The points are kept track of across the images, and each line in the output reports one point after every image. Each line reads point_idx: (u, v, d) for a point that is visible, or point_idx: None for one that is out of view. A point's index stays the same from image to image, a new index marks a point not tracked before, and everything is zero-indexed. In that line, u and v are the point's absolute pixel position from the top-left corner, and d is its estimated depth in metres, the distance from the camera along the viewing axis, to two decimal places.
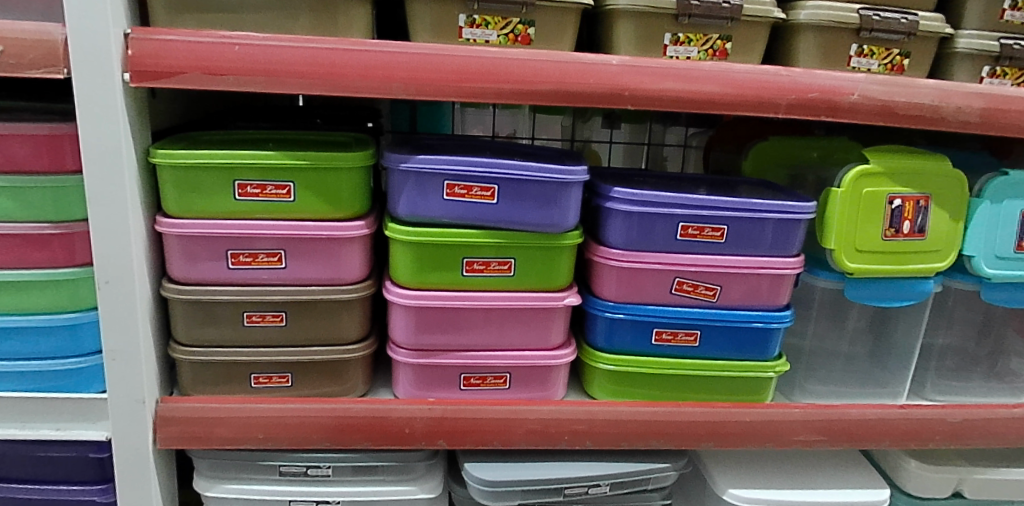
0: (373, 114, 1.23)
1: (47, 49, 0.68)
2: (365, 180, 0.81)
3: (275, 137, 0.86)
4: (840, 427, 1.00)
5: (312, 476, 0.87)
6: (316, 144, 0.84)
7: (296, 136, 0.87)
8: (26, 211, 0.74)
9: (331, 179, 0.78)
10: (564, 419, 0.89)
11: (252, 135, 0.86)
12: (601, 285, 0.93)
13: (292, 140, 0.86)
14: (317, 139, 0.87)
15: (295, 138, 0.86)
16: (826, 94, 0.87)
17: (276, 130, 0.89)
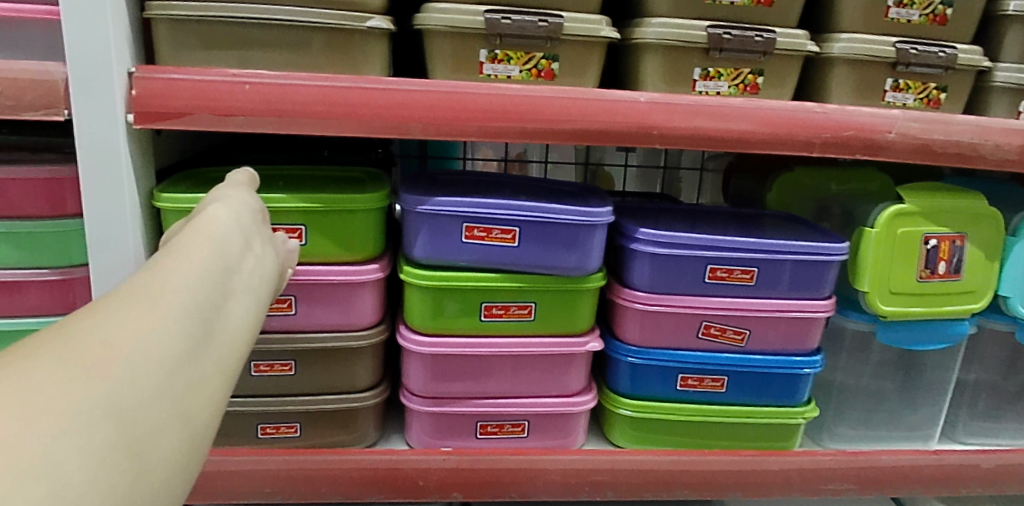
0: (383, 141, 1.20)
1: (48, 89, 0.64)
2: (379, 221, 0.77)
3: (288, 175, 0.83)
4: (870, 475, 0.96)
5: None
6: (330, 184, 0.80)
7: (310, 175, 0.84)
8: (25, 256, 0.70)
9: (344, 222, 0.75)
10: (585, 470, 0.85)
11: (265, 173, 0.83)
12: (623, 329, 0.89)
13: (305, 178, 0.82)
14: (332, 178, 0.83)
15: (308, 176, 0.83)
16: (862, 132, 0.83)
17: (290, 168, 0.85)
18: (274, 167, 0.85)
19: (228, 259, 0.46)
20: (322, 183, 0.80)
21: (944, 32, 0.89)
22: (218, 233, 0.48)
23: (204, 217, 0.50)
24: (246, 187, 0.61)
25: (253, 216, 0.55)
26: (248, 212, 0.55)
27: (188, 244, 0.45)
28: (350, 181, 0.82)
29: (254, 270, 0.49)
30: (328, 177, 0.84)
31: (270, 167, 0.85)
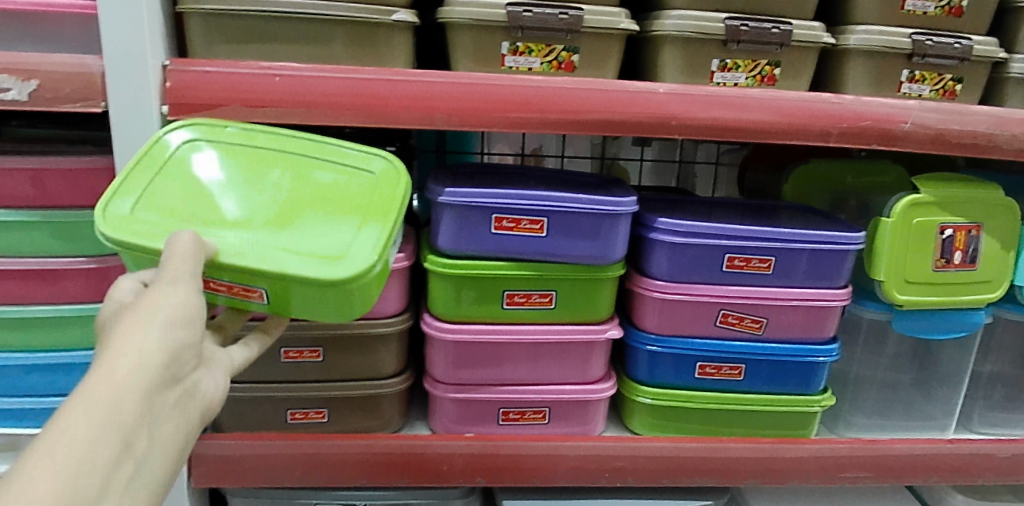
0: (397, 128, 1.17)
1: (85, 82, 0.66)
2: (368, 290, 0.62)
3: (286, 165, 0.69)
4: (887, 463, 0.97)
5: None
6: (324, 213, 0.65)
7: (313, 172, 0.69)
8: (62, 245, 0.72)
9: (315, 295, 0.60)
10: (604, 456, 0.87)
11: (262, 148, 0.69)
12: (642, 317, 0.90)
13: (303, 183, 0.67)
14: (332, 191, 0.67)
15: (306, 178, 0.68)
16: (878, 122, 0.84)
17: (298, 143, 0.70)
18: (282, 133, 0.71)
19: (83, 494, 0.41)
20: (313, 208, 0.65)
21: (959, 24, 0.90)
22: (88, 451, 0.42)
23: (84, 400, 0.44)
24: (190, 280, 0.53)
25: (156, 382, 0.48)
26: (165, 358, 0.49)
27: (44, 467, 0.40)
28: (347, 209, 0.65)
29: (126, 482, 0.45)
30: (333, 185, 0.68)
31: (276, 132, 0.71)
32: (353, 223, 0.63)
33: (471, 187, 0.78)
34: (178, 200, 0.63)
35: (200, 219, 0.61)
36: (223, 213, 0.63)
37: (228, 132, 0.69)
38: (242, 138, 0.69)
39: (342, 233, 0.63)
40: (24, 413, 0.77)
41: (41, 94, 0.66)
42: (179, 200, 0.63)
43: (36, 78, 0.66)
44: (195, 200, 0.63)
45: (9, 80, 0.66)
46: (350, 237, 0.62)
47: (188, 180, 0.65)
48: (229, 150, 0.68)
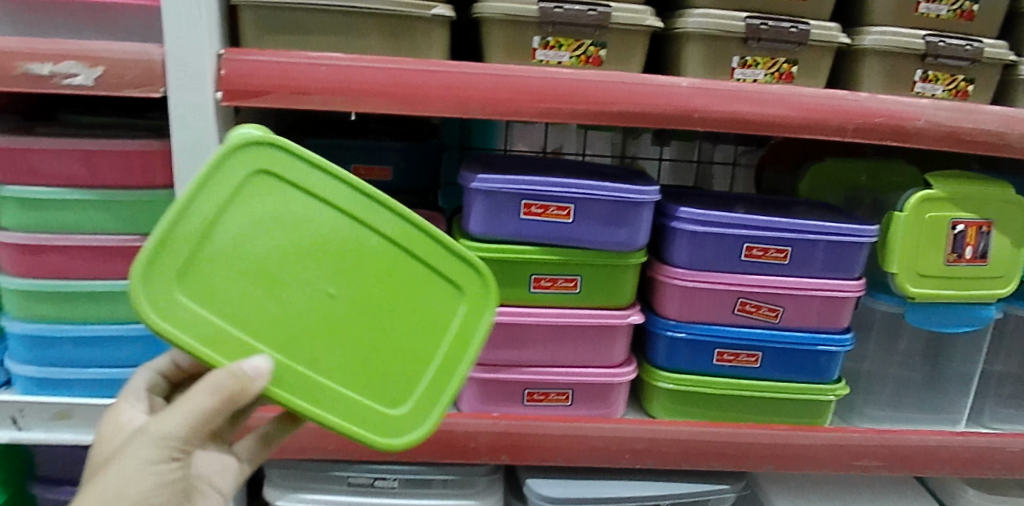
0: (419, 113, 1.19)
1: (147, 68, 0.71)
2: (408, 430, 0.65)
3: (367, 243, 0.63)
4: (901, 453, 0.98)
5: (378, 487, 0.89)
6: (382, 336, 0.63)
7: (388, 260, 0.64)
8: (113, 222, 0.76)
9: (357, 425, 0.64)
10: (625, 438, 0.89)
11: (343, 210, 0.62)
12: (663, 304, 0.94)
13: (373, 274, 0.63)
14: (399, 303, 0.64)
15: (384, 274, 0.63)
16: (892, 119, 0.87)
17: (386, 221, 0.63)
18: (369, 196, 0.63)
19: None
20: (373, 325, 0.63)
21: (970, 27, 0.94)
22: None
23: None
24: (182, 435, 0.55)
25: None
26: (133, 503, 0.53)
27: None
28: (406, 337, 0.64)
29: None
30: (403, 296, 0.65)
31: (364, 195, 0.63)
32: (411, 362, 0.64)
33: (503, 175, 0.82)
34: (239, 261, 0.59)
35: (269, 305, 0.59)
36: (291, 296, 0.60)
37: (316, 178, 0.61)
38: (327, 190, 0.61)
39: (385, 389, 0.64)
40: (58, 387, 0.78)
41: (106, 80, 0.71)
42: (239, 260, 0.59)
43: (102, 65, 0.70)
44: (259, 263, 0.59)
45: (77, 66, 0.70)
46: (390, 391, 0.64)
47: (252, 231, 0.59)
48: (306, 200, 0.61)
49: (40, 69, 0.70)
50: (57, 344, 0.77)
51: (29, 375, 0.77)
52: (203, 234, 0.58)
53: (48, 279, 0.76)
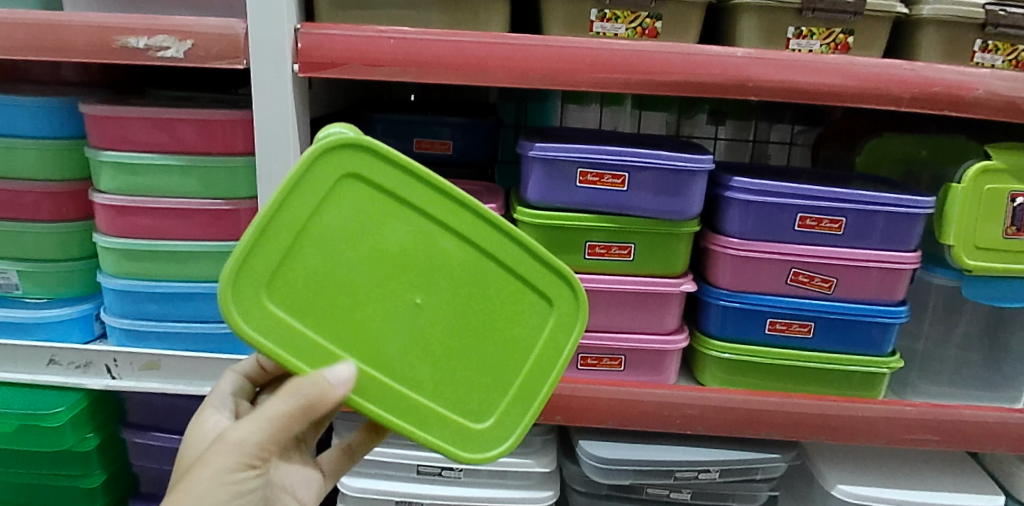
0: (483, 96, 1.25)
1: (230, 42, 0.76)
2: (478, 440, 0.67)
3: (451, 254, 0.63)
4: (955, 428, 0.94)
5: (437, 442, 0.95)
6: (466, 351, 0.65)
7: (476, 271, 0.65)
8: (201, 188, 0.84)
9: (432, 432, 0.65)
10: (677, 404, 0.91)
11: (430, 221, 0.62)
12: (716, 274, 0.96)
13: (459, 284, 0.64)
14: (480, 314, 0.65)
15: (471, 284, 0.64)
16: (949, 88, 0.86)
17: (475, 234, 0.64)
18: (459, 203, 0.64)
19: None
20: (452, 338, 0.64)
21: None
22: None
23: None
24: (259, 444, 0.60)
25: None
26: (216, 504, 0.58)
27: None
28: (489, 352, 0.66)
29: None
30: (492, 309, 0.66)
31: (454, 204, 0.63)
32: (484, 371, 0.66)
33: (560, 144, 0.85)
34: (323, 269, 0.60)
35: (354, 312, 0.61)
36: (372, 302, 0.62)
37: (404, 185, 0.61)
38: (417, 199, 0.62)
39: (465, 402, 0.66)
40: (153, 336, 0.89)
41: (194, 53, 0.76)
42: (324, 269, 0.60)
43: (191, 39, 0.76)
44: (344, 271, 0.60)
45: (169, 40, 0.76)
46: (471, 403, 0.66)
47: (337, 240, 0.60)
48: (394, 208, 0.61)
49: (136, 43, 0.76)
50: (143, 300, 0.88)
51: (120, 326, 0.89)
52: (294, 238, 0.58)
53: (135, 240, 0.86)
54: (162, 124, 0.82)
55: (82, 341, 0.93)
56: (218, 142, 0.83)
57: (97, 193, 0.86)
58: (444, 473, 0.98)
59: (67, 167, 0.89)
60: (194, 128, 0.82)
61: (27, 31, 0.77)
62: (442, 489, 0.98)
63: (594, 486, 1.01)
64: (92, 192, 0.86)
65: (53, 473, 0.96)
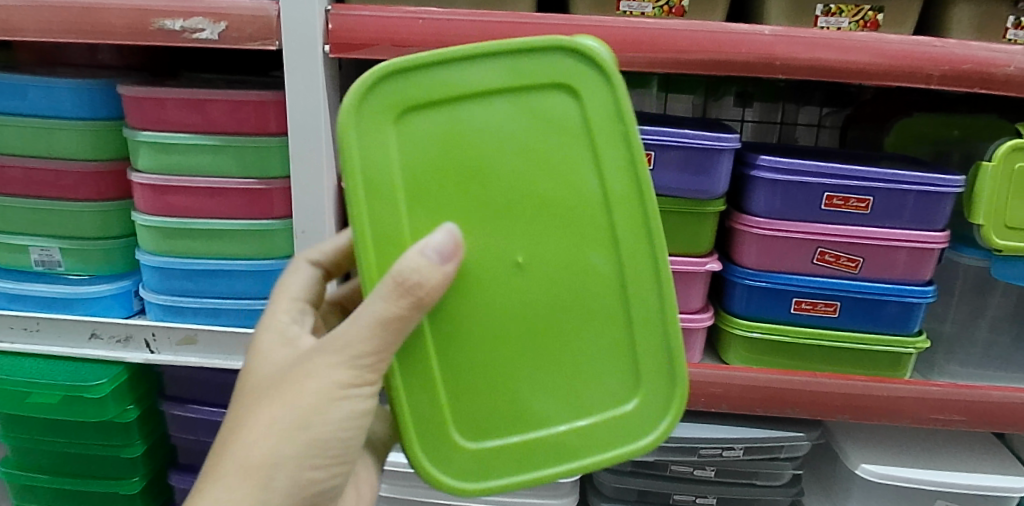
0: None
1: (263, 23, 0.78)
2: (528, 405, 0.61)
3: (611, 182, 0.57)
4: (982, 409, 0.93)
5: None
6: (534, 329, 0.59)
7: (520, 162, 0.57)
8: (237, 168, 0.87)
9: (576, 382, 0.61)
10: (702, 382, 0.92)
11: (615, 151, 0.56)
12: (742, 253, 0.96)
13: (565, 259, 0.58)
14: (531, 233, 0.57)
15: (616, 293, 0.59)
16: (982, 66, 0.83)
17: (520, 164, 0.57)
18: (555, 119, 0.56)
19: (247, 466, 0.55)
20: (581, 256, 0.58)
21: None
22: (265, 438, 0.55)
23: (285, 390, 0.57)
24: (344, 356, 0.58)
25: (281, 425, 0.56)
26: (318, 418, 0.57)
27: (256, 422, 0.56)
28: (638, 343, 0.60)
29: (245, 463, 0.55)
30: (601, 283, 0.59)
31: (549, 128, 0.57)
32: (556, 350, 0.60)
33: None
34: (483, 154, 0.56)
35: (542, 204, 0.57)
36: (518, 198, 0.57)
37: (604, 112, 0.56)
38: (601, 139, 0.56)
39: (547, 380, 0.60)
40: (190, 312, 0.92)
41: (228, 34, 0.78)
42: (486, 157, 0.56)
43: (225, 21, 0.78)
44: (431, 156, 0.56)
45: (203, 22, 0.78)
46: (544, 391, 0.61)
47: (500, 143, 0.56)
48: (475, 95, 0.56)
49: (172, 25, 0.78)
50: (179, 277, 0.91)
51: (159, 303, 0.92)
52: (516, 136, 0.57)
53: (173, 219, 0.89)
54: (198, 105, 0.84)
55: (123, 317, 0.96)
56: (253, 123, 0.85)
57: (136, 173, 0.88)
58: None
59: (105, 147, 0.91)
60: (228, 109, 0.84)
61: (66, 14, 0.79)
62: None
63: (619, 462, 1.02)
64: (130, 171, 0.89)
65: (100, 443, 1.01)
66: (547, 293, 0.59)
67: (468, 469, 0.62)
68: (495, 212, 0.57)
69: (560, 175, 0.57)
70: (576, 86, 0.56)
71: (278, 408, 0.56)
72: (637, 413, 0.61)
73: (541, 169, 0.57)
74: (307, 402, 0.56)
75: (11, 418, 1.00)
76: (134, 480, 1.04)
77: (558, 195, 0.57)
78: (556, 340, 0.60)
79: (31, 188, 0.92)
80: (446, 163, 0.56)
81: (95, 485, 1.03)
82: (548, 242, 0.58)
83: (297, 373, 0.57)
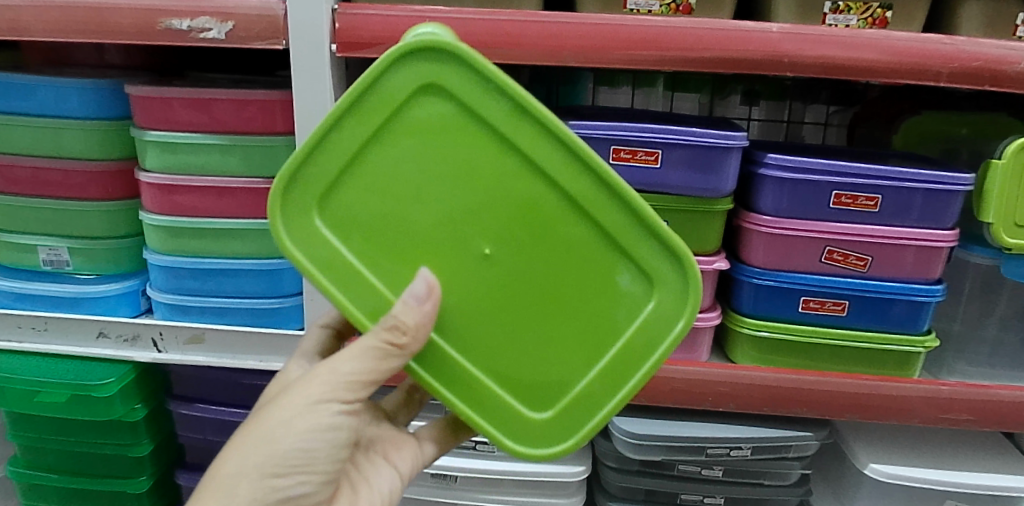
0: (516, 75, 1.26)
1: (270, 23, 0.78)
2: (563, 366, 0.64)
3: (522, 134, 0.58)
4: (992, 408, 0.92)
5: None
6: (523, 302, 0.62)
7: (449, 167, 0.59)
8: (244, 167, 0.87)
9: (598, 328, 0.62)
10: (710, 381, 0.91)
11: (507, 110, 0.58)
12: (749, 252, 0.96)
13: (523, 222, 0.60)
14: (489, 220, 0.60)
15: (593, 229, 0.60)
16: (992, 63, 0.82)
17: (449, 163, 0.59)
18: (450, 108, 0.58)
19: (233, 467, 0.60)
20: (533, 216, 0.60)
21: None
22: (251, 444, 0.61)
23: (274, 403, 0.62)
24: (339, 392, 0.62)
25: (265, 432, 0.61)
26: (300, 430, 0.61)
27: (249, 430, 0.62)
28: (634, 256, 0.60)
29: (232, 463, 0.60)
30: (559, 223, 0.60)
31: (450, 116, 0.59)
32: (553, 313, 0.62)
33: (594, 121, 0.85)
34: (411, 178, 0.60)
35: (485, 184, 0.60)
36: (457, 197, 0.60)
37: (478, 86, 0.57)
38: (491, 107, 0.58)
39: (561, 342, 0.63)
40: (197, 311, 0.92)
41: (235, 33, 0.79)
42: (415, 179, 0.60)
43: (232, 20, 0.78)
44: (377, 209, 0.61)
45: (210, 22, 0.78)
46: (566, 348, 0.63)
47: (422, 159, 0.59)
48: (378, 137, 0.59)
49: (179, 25, 0.78)
50: (186, 277, 0.91)
51: (166, 302, 0.92)
52: (430, 139, 0.59)
53: (180, 218, 0.89)
54: (205, 105, 0.84)
55: (131, 316, 0.96)
56: (260, 122, 0.85)
57: (143, 172, 0.88)
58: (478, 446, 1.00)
59: (112, 147, 0.91)
60: (235, 108, 0.84)
61: (74, 14, 0.79)
62: (476, 463, 1.00)
63: (626, 462, 1.02)
64: (137, 171, 0.89)
65: (108, 442, 1.01)
66: (529, 267, 0.61)
67: (542, 435, 0.65)
68: (449, 218, 0.60)
69: (488, 150, 0.59)
70: (442, 77, 0.57)
71: (267, 419, 0.62)
72: (660, 314, 0.62)
73: (465, 159, 0.59)
74: (289, 413, 0.61)
75: (20, 417, 1.01)
76: (142, 479, 1.04)
77: (489, 177, 0.59)
78: (553, 303, 0.62)
79: (40, 188, 0.92)
80: (386, 205, 0.61)
81: (102, 484, 1.03)
82: (506, 223, 0.60)
83: (288, 391, 0.63)
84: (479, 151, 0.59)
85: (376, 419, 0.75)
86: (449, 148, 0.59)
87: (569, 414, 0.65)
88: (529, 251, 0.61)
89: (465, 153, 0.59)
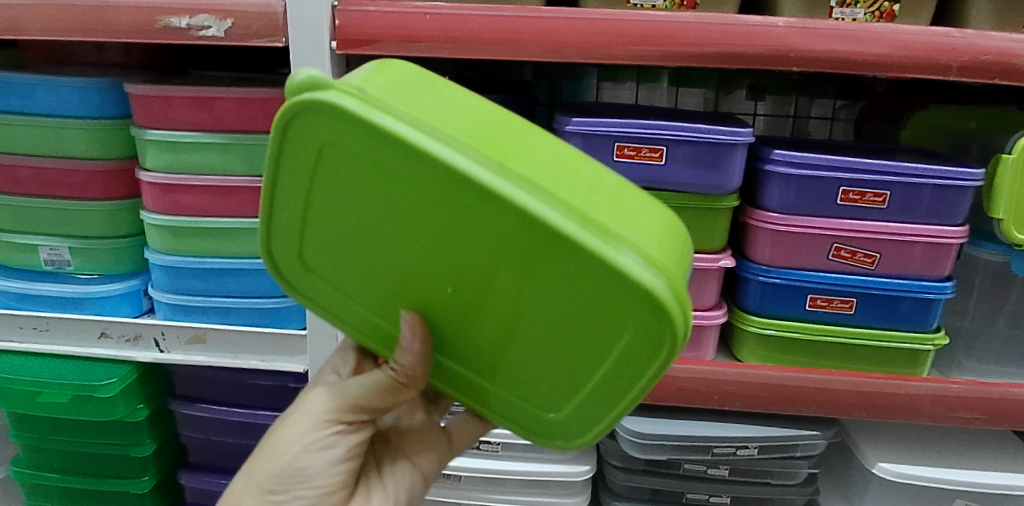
0: (520, 71, 1.25)
1: (269, 20, 0.78)
2: (566, 384, 0.55)
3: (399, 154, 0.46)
4: (1002, 406, 0.91)
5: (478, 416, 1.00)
6: (497, 330, 0.54)
7: (367, 216, 0.51)
8: (245, 166, 0.86)
9: (588, 351, 0.52)
10: (716, 380, 0.90)
11: (373, 132, 0.46)
12: (756, 249, 0.95)
13: (455, 248, 0.50)
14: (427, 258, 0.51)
15: (531, 234, 0.46)
16: (1002, 56, 0.81)
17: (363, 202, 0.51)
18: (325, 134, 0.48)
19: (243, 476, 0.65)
20: (457, 236, 0.49)
21: None
22: (258, 457, 0.65)
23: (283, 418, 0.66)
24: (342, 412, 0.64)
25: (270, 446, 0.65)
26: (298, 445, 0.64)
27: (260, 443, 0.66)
28: (595, 267, 0.46)
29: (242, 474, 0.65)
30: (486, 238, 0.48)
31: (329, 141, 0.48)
32: (533, 341, 0.53)
33: (598, 118, 0.84)
34: (343, 226, 0.53)
35: (401, 216, 0.50)
36: (387, 242, 0.52)
37: (333, 118, 0.47)
38: (353, 129, 0.46)
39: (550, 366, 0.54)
40: (200, 311, 0.92)
41: (234, 31, 0.78)
42: (348, 228, 0.53)
43: (231, 18, 0.78)
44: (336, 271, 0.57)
45: (210, 19, 0.78)
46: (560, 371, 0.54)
47: (340, 215, 0.52)
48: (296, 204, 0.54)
49: (178, 23, 0.78)
50: (189, 277, 0.91)
51: (168, 302, 0.92)
52: (331, 181, 0.51)
53: (182, 218, 0.88)
54: (205, 104, 0.83)
55: (133, 316, 0.96)
56: (260, 120, 0.84)
57: (144, 172, 0.88)
58: (482, 445, 1.00)
59: (114, 146, 0.91)
60: (235, 107, 0.84)
61: (74, 13, 0.79)
62: (481, 463, 0.99)
63: (632, 461, 1.01)
64: (138, 170, 0.88)
65: (112, 443, 1.01)
66: (494, 301, 0.52)
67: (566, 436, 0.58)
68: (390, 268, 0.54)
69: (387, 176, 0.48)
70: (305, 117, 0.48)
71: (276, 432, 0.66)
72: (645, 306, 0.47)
73: (370, 192, 0.50)
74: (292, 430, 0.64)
75: (24, 418, 1.01)
76: (145, 479, 1.04)
77: (399, 208, 0.49)
78: (532, 330, 0.53)
79: (41, 187, 0.92)
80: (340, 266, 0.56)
81: (106, 485, 1.04)
82: (445, 261, 0.51)
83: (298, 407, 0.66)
84: (381, 182, 0.49)
85: (410, 411, 0.74)
86: (354, 191, 0.50)
87: (586, 422, 0.57)
88: (481, 283, 0.51)
89: (368, 186, 0.49)
